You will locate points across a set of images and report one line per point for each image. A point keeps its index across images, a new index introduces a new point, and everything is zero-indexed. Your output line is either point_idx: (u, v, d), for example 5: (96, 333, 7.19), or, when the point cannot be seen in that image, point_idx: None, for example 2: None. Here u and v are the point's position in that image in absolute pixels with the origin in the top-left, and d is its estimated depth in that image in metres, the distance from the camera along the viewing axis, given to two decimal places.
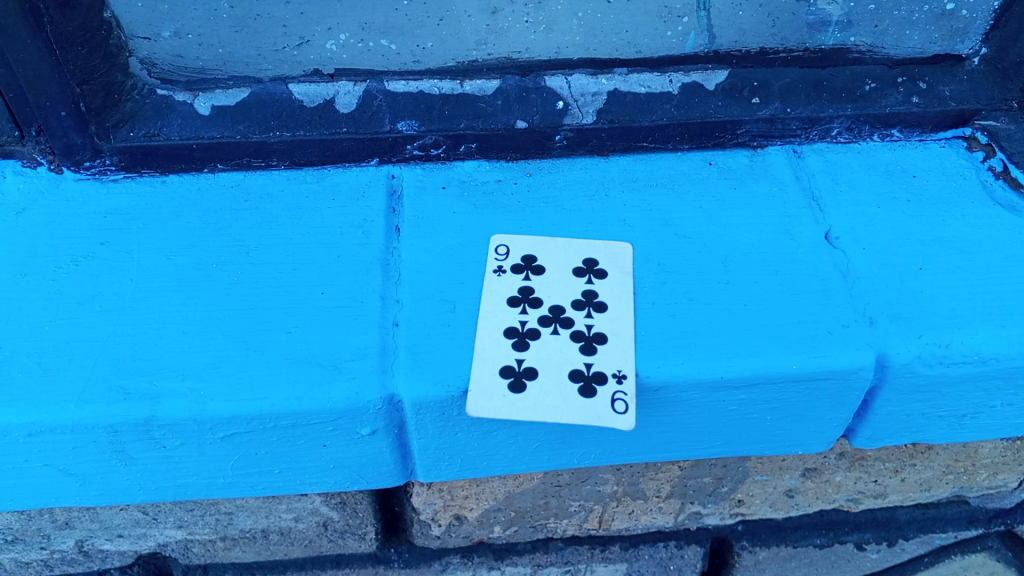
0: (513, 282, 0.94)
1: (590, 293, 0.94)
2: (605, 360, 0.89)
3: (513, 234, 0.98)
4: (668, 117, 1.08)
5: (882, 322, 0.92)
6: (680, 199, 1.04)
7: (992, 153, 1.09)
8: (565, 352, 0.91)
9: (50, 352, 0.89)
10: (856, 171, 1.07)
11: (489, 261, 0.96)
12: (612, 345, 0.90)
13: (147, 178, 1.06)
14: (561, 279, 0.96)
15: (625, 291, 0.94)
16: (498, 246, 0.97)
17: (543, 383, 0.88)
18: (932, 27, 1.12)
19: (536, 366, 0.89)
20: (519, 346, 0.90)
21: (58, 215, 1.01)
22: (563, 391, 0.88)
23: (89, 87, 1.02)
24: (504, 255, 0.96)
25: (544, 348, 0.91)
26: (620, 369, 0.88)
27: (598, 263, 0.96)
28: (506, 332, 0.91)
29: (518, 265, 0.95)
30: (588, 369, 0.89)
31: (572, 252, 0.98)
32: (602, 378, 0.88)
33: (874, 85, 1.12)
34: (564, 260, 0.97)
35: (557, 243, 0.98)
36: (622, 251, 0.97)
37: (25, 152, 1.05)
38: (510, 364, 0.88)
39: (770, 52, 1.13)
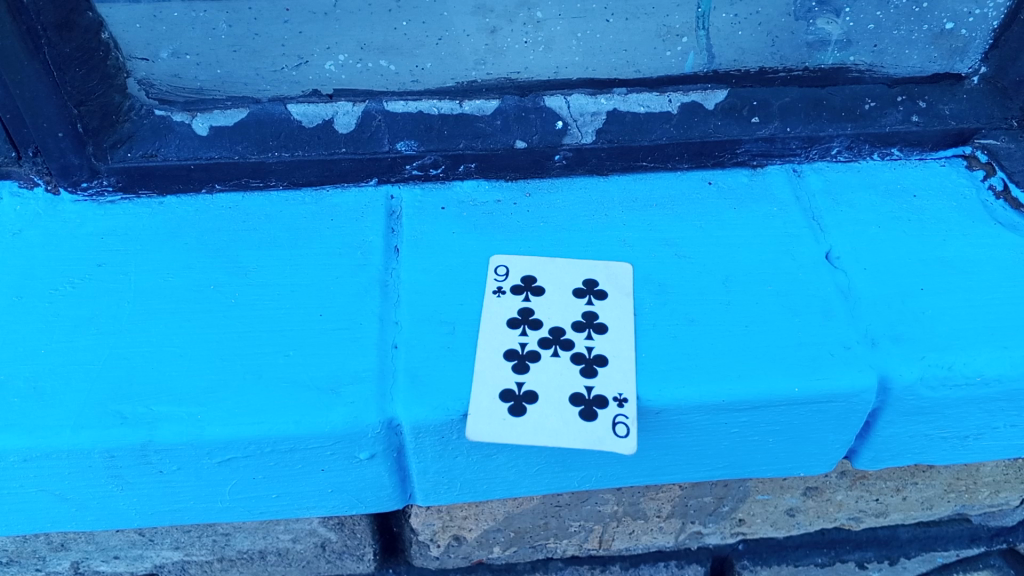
0: (513, 303, 0.93)
1: (590, 314, 0.94)
2: (606, 383, 0.88)
3: (512, 255, 0.98)
4: (667, 136, 1.07)
5: (884, 343, 0.91)
6: (680, 218, 1.03)
7: (992, 172, 1.09)
8: (566, 374, 0.91)
9: (46, 375, 0.88)
10: (855, 190, 1.07)
11: (488, 283, 0.95)
12: (614, 367, 0.89)
13: (145, 200, 1.06)
14: (562, 300, 0.95)
15: (626, 311, 0.93)
16: (497, 267, 0.96)
17: (543, 407, 0.88)
18: (931, 45, 1.09)
19: (536, 390, 0.89)
20: (518, 369, 0.89)
21: (56, 236, 1.01)
22: (563, 415, 0.87)
23: (87, 108, 1.01)
24: (502, 276, 0.96)
25: (544, 371, 0.91)
26: (621, 392, 0.87)
27: (598, 284, 0.95)
28: (506, 354, 0.90)
29: (517, 286, 0.95)
30: (589, 392, 0.88)
31: (572, 272, 0.97)
32: (603, 402, 0.87)
33: (873, 104, 1.10)
34: (563, 281, 0.97)
35: (557, 264, 0.98)
36: (623, 271, 0.97)
37: (21, 174, 1.04)
38: (510, 388, 0.88)
39: (769, 71, 1.12)
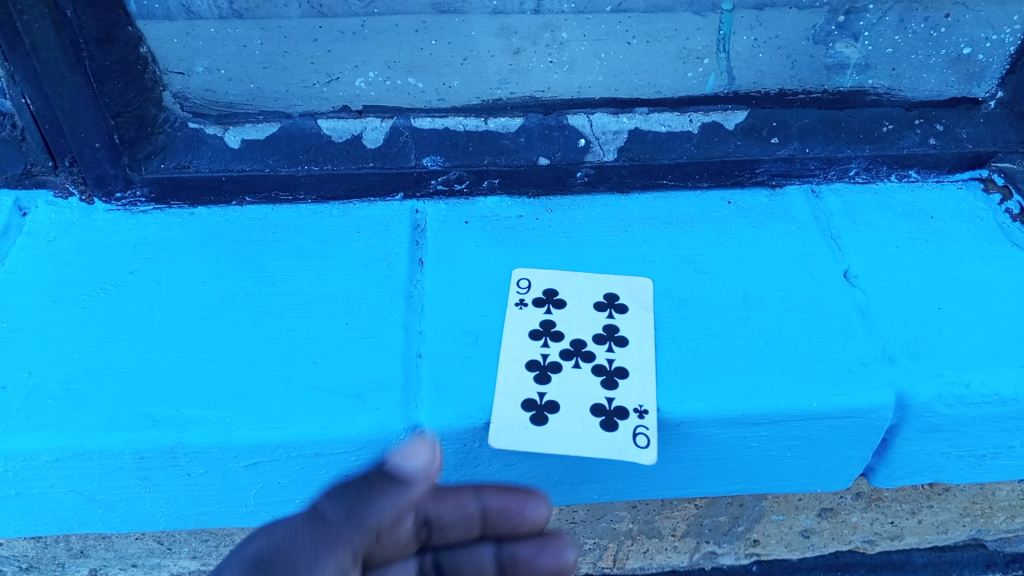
0: (536, 315, 0.95)
1: (611, 326, 0.95)
2: (626, 395, 0.90)
3: (535, 268, 1.00)
4: (688, 155, 1.09)
5: (902, 361, 0.92)
6: (701, 235, 1.05)
7: (1009, 196, 1.10)
8: (587, 386, 0.92)
9: (79, 378, 0.90)
10: (874, 211, 1.08)
11: (511, 295, 0.97)
12: (633, 380, 0.91)
13: (176, 210, 1.09)
14: (583, 313, 0.97)
15: (646, 325, 0.95)
16: (520, 280, 0.98)
17: (564, 417, 0.90)
18: (948, 70, 1.11)
19: (558, 399, 0.91)
20: (540, 379, 0.91)
21: (90, 244, 1.04)
22: (584, 424, 0.89)
23: (123, 120, 1.03)
24: (525, 289, 0.97)
25: (565, 381, 0.92)
26: (641, 404, 0.89)
27: (619, 298, 0.97)
28: (527, 365, 0.92)
29: (539, 298, 0.97)
30: (609, 404, 0.90)
31: (593, 286, 0.99)
32: (623, 413, 0.89)
33: (891, 127, 1.11)
34: (585, 294, 0.99)
35: (579, 279, 1.00)
36: (644, 287, 0.98)
37: (57, 183, 1.07)
38: (532, 397, 0.89)
39: (789, 93, 1.13)
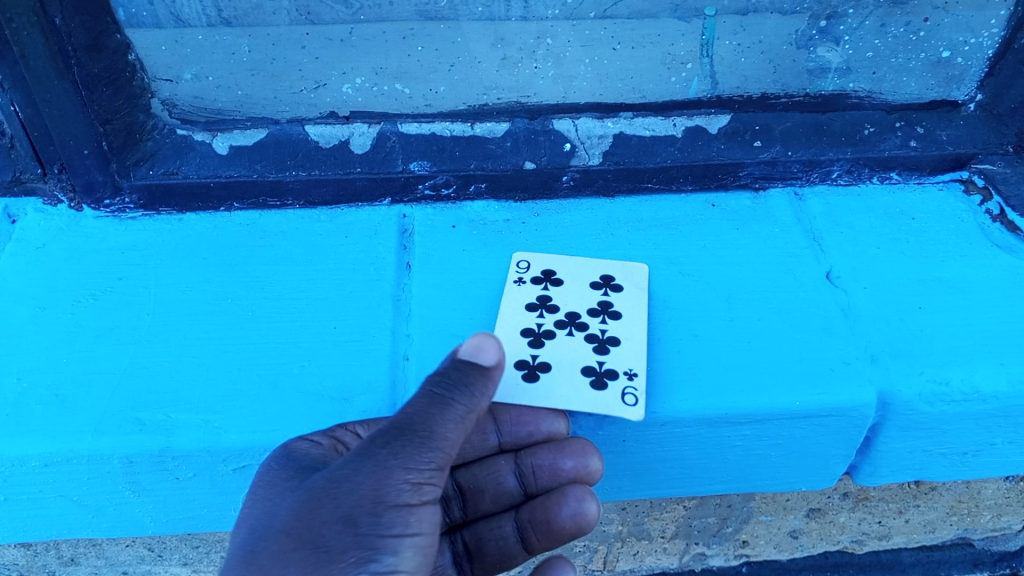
0: (533, 290, 0.98)
1: (605, 303, 0.97)
2: (617, 359, 0.91)
3: (535, 252, 1.03)
4: (672, 159, 1.11)
5: (884, 359, 0.93)
6: (685, 238, 1.06)
7: (989, 197, 1.11)
8: (580, 352, 0.94)
9: (68, 383, 0.91)
10: (856, 213, 1.10)
11: (510, 274, 1.00)
12: (625, 347, 0.93)
13: (165, 216, 1.09)
14: (579, 290, 1.00)
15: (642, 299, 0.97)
16: (520, 261, 1.01)
17: (555, 377, 0.91)
18: (928, 74, 1.12)
19: (550, 361, 0.92)
20: (534, 344, 0.94)
21: (79, 250, 1.05)
22: (574, 384, 0.90)
23: (112, 127, 1.04)
24: (525, 268, 1.01)
25: (558, 346, 0.94)
26: (631, 368, 0.90)
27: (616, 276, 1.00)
28: (521, 332, 0.95)
29: (537, 276, 1.00)
30: (600, 366, 0.91)
31: (590, 267, 1.02)
32: (613, 374, 0.89)
33: (873, 129, 1.13)
34: (583, 275, 1.01)
35: (576, 258, 1.03)
36: (640, 269, 1.01)
37: (46, 190, 1.08)
38: (524, 360, 0.92)
39: (771, 97, 1.14)
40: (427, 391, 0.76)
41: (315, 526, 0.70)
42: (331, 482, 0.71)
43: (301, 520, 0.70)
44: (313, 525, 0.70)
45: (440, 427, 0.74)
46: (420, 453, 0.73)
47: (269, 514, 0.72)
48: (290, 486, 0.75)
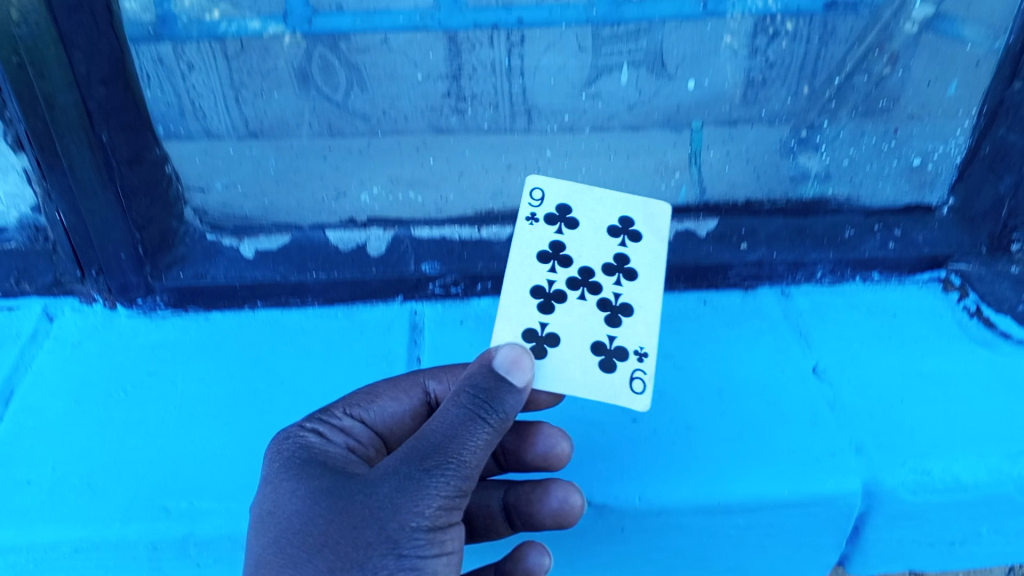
0: (545, 235, 1.04)
1: (622, 257, 1.04)
2: (628, 336, 0.98)
3: (549, 178, 1.07)
4: (664, 260, 1.18)
5: (869, 451, 0.98)
6: (679, 335, 1.13)
7: (966, 294, 1.18)
8: (590, 320, 1.00)
9: (99, 473, 0.97)
10: (841, 310, 1.17)
11: (524, 207, 1.05)
12: (637, 319, 1.00)
13: (192, 314, 1.18)
14: (596, 237, 1.05)
15: (655, 258, 1.05)
16: (534, 189, 1.06)
17: (565, 351, 0.97)
18: (902, 179, 1.19)
19: (559, 332, 0.97)
20: (545, 309, 0.99)
21: (112, 347, 1.13)
22: (584, 363, 0.96)
23: (148, 233, 1.13)
24: (538, 201, 1.05)
25: (570, 313, 0.99)
26: (641, 347, 0.98)
27: (635, 223, 1.05)
28: (531, 291, 1.00)
29: (552, 214, 1.05)
30: (611, 342, 0.98)
31: (608, 207, 1.07)
32: (623, 354, 0.97)
33: (853, 232, 1.19)
34: (599, 216, 1.07)
35: (592, 193, 1.08)
36: (660, 211, 1.07)
37: (83, 291, 1.17)
38: (533, 328, 0.97)
39: (756, 203, 1.22)
40: (463, 418, 0.81)
41: (360, 547, 0.77)
42: (374, 506, 0.79)
43: (345, 540, 0.77)
44: (356, 547, 0.77)
45: (474, 450, 0.81)
46: (456, 477, 0.81)
47: (307, 524, 0.79)
48: (324, 491, 0.81)
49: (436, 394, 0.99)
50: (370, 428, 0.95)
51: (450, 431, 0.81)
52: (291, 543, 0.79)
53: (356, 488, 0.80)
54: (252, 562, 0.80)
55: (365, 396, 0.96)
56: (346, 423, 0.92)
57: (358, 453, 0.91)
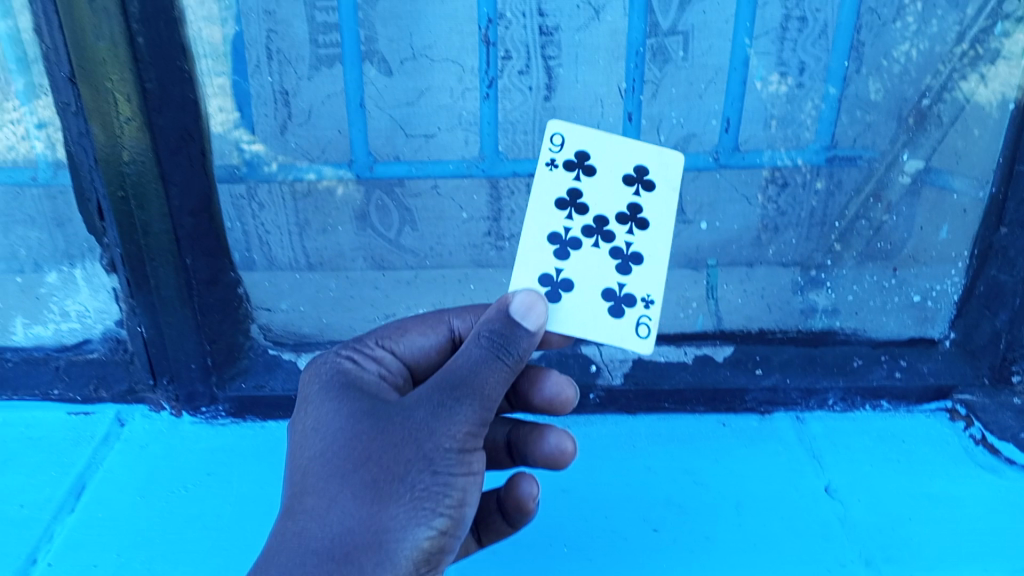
0: (562, 178, 1.13)
1: (634, 207, 1.15)
2: (636, 284, 1.11)
3: (568, 123, 1.14)
4: (685, 382, 1.30)
5: (878, 563, 1.04)
6: (698, 452, 1.23)
7: (971, 423, 1.25)
8: (602, 267, 1.12)
9: (160, 560, 1.06)
10: (852, 436, 1.25)
11: (546, 151, 1.12)
12: (646, 266, 1.12)
13: (250, 422, 1.29)
14: (612, 185, 1.16)
15: (667, 207, 1.14)
16: (555, 136, 1.13)
17: (578, 294, 1.10)
18: (903, 313, 1.30)
19: (573, 279, 1.10)
20: (560, 256, 1.11)
21: (176, 450, 1.25)
22: (596, 310, 1.09)
23: (217, 346, 1.27)
24: (559, 145, 1.12)
25: (584, 259, 1.11)
26: (648, 295, 1.11)
27: (650, 171, 1.13)
28: (549, 237, 1.12)
29: (570, 160, 1.13)
30: (620, 290, 1.11)
31: (625, 156, 1.15)
32: (631, 302, 1.11)
33: (861, 361, 1.30)
34: (617, 164, 1.15)
35: (611, 144, 1.15)
36: (674, 159, 1.15)
37: (154, 398, 1.30)
38: (549, 273, 1.10)
39: (768, 332, 1.34)
40: (485, 355, 0.88)
41: (399, 463, 0.83)
42: (410, 427, 0.84)
43: (385, 457, 0.83)
44: (396, 463, 0.83)
45: (496, 385, 0.88)
46: (480, 406, 0.87)
47: (349, 442, 0.84)
48: (364, 413, 0.87)
49: (460, 332, 1.07)
50: (400, 361, 1.03)
51: (474, 365, 0.88)
52: (334, 460, 0.84)
53: (392, 412, 0.86)
54: (296, 482, 0.84)
55: (396, 331, 1.05)
56: (377, 353, 1.00)
57: (387, 380, 0.98)
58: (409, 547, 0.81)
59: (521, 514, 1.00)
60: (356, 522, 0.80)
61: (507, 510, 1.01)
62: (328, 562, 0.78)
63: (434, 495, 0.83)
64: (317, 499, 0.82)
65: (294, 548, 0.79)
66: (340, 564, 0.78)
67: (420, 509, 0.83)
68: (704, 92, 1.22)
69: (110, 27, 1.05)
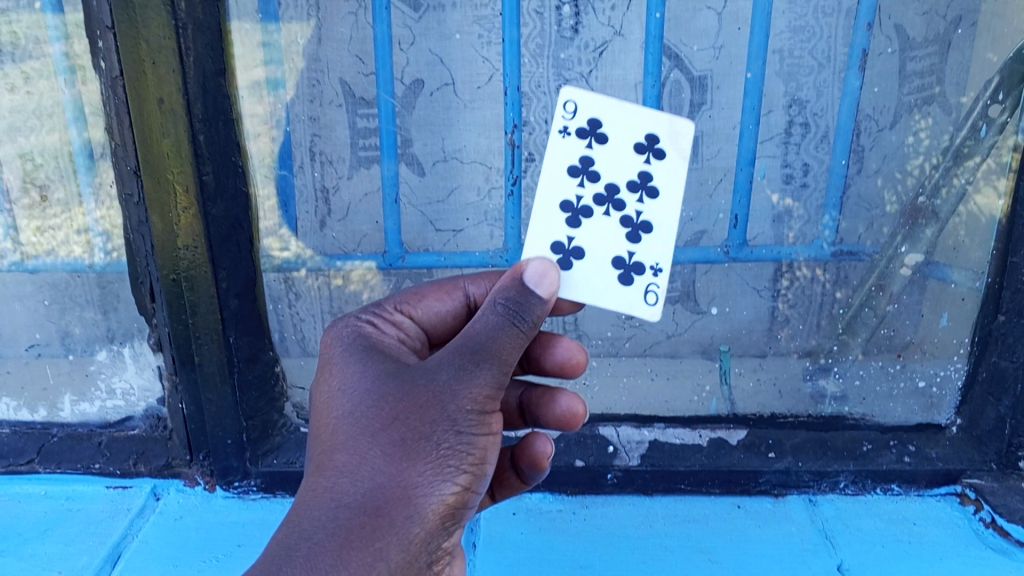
0: (574, 146, 1.15)
1: (645, 174, 1.17)
2: (645, 253, 1.14)
3: (581, 91, 1.16)
4: (700, 463, 1.35)
5: None
6: (713, 532, 1.27)
7: (981, 506, 1.29)
8: (612, 236, 1.15)
9: None
10: (863, 517, 1.29)
11: (559, 119, 1.15)
12: (655, 237, 1.15)
13: (280, 497, 1.35)
14: (622, 151, 1.17)
15: (677, 175, 1.17)
16: (567, 102, 1.15)
17: (588, 263, 1.13)
18: (908, 399, 1.37)
19: (584, 247, 1.13)
20: (571, 224, 1.14)
21: (207, 522, 1.30)
22: (604, 278, 1.13)
23: (252, 421, 1.34)
24: (571, 114, 1.15)
25: (595, 226, 1.14)
26: (656, 263, 1.14)
27: (661, 140, 1.16)
28: (561, 206, 1.14)
29: (582, 127, 1.15)
30: (630, 258, 1.14)
31: (635, 126, 1.17)
32: (640, 270, 1.14)
33: (870, 445, 1.35)
34: (627, 132, 1.18)
35: (624, 111, 1.17)
36: (685, 127, 1.16)
37: (189, 472, 1.37)
38: (561, 241, 1.12)
39: (780, 416, 1.40)
40: (502, 321, 0.92)
41: (426, 422, 0.84)
42: (435, 387, 0.86)
43: (413, 415, 0.84)
44: (423, 422, 0.84)
45: (513, 350, 0.91)
46: (499, 369, 0.90)
47: (376, 403, 0.85)
48: (388, 377, 0.88)
49: (476, 298, 1.13)
50: (417, 324, 1.09)
51: (493, 331, 0.91)
52: (361, 419, 0.84)
53: (416, 374, 0.88)
54: (323, 441, 0.85)
55: (414, 296, 1.09)
56: (396, 316, 1.05)
57: (405, 344, 1.03)
58: (435, 502, 0.82)
59: (535, 470, 1.12)
60: (386, 476, 0.81)
61: (520, 464, 1.12)
62: (361, 515, 0.78)
63: (457, 453, 0.85)
64: (346, 456, 0.82)
65: (326, 503, 0.79)
66: (373, 516, 0.78)
67: (446, 466, 0.84)
68: (715, 191, 1.34)
69: (175, 125, 1.16)
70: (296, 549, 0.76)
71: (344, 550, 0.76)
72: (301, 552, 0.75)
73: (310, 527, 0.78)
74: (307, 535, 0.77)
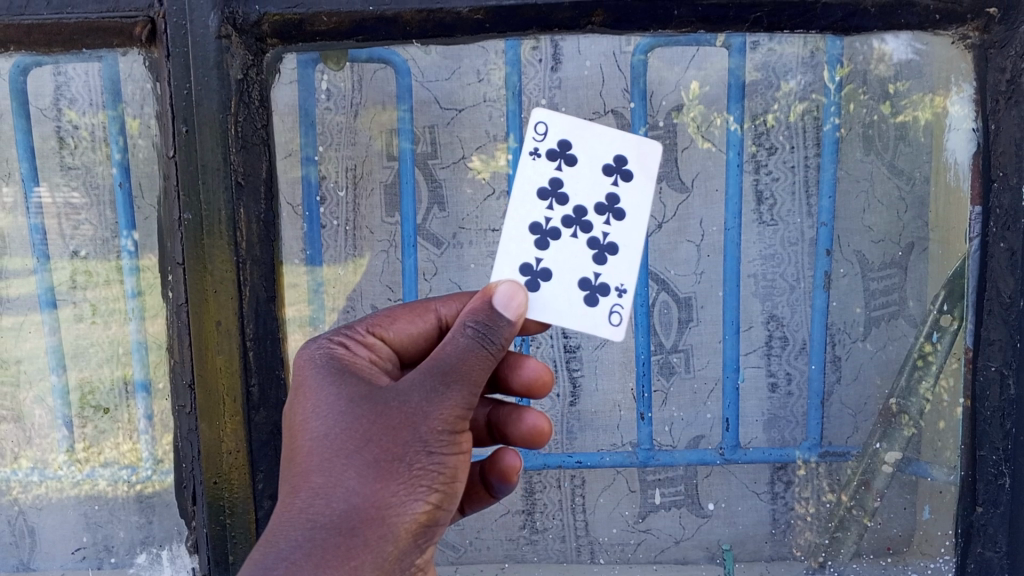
0: (544, 170, 1.18)
1: (612, 196, 1.19)
2: (612, 276, 1.15)
3: (552, 112, 1.20)
4: None
5: None
6: None
7: None
8: (579, 257, 1.15)
9: None
10: None
11: (529, 140, 1.19)
12: (621, 258, 1.16)
13: None
14: (592, 174, 1.19)
15: (642, 197, 1.19)
16: (538, 124, 1.19)
17: (556, 285, 1.13)
18: None
19: (552, 268, 1.13)
20: (540, 247, 1.14)
21: None
22: (570, 297, 1.13)
23: None
24: (541, 134, 1.19)
25: (563, 250, 1.14)
26: (622, 284, 1.15)
27: (628, 163, 1.19)
28: (530, 228, 1.15)
29: (552, 149, 1.19)
30: (597, 279, 1.15)
31: (604, 149, 1.20)
32: (606, 292, 1.15)
33: None
34: (596, 155, 1.20)
35: (592, 136, 1.19)
36: (652, 152, 1.20)
37: None
38: (528, 262, 1.13)
39: None
40: (471, 344, 0.94)
41: (397, 445, 0.91)
42: (407, 411, 0.92)
43: (385, 439, 0.91)
44: (394, 445, 0.91)
45: (482, 369, 0.95)
46: (468, 390, 0.94)
47: (349, 427, 0.92)
48: (360, 400, 0.94)
49: (447, 318, 1.12)
50: (390, 346, 1.09)
51: (462, 353, 0.94)
52: (335, 442, 0.91)
53: (388, 396, 0.93)
54: (299, 462, 0.92)
55: (385, 319, 1.10)
56: (369, 339, 1.06)
57: (378, 365, 1.04)
58: (407, 518, 0.90)
59: (504, 484, 1.19)
60: (359, 498, 0.89)
61: (490, 478, 1.20)
62: (335, 535, 0.87)
63: (427, 472, 0.92)
64: (321, 479, 0.90)
65: (303, 523, 0.88)
66: (346, 535, 0.87)
67: (418, 485, 0.91)
68: (708, 398, 1.49)
69: (229, 344, 1.34)
70: (274, 568, 0.85)
71: (318, 567, 0.85)
72: (279, 571, 0.85)
73: (287, 546, 0.87)
74: (284, 554, 0.86)
